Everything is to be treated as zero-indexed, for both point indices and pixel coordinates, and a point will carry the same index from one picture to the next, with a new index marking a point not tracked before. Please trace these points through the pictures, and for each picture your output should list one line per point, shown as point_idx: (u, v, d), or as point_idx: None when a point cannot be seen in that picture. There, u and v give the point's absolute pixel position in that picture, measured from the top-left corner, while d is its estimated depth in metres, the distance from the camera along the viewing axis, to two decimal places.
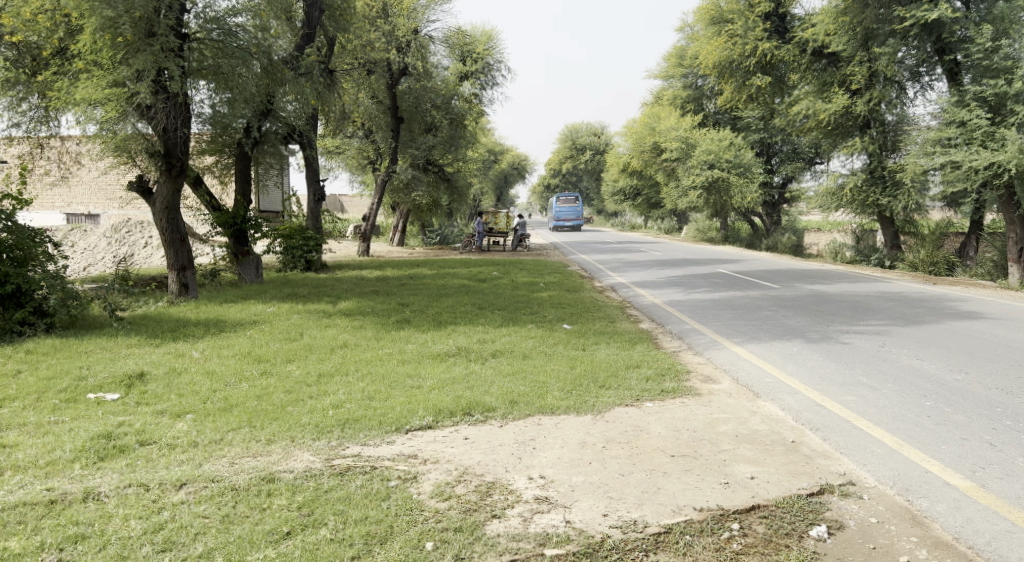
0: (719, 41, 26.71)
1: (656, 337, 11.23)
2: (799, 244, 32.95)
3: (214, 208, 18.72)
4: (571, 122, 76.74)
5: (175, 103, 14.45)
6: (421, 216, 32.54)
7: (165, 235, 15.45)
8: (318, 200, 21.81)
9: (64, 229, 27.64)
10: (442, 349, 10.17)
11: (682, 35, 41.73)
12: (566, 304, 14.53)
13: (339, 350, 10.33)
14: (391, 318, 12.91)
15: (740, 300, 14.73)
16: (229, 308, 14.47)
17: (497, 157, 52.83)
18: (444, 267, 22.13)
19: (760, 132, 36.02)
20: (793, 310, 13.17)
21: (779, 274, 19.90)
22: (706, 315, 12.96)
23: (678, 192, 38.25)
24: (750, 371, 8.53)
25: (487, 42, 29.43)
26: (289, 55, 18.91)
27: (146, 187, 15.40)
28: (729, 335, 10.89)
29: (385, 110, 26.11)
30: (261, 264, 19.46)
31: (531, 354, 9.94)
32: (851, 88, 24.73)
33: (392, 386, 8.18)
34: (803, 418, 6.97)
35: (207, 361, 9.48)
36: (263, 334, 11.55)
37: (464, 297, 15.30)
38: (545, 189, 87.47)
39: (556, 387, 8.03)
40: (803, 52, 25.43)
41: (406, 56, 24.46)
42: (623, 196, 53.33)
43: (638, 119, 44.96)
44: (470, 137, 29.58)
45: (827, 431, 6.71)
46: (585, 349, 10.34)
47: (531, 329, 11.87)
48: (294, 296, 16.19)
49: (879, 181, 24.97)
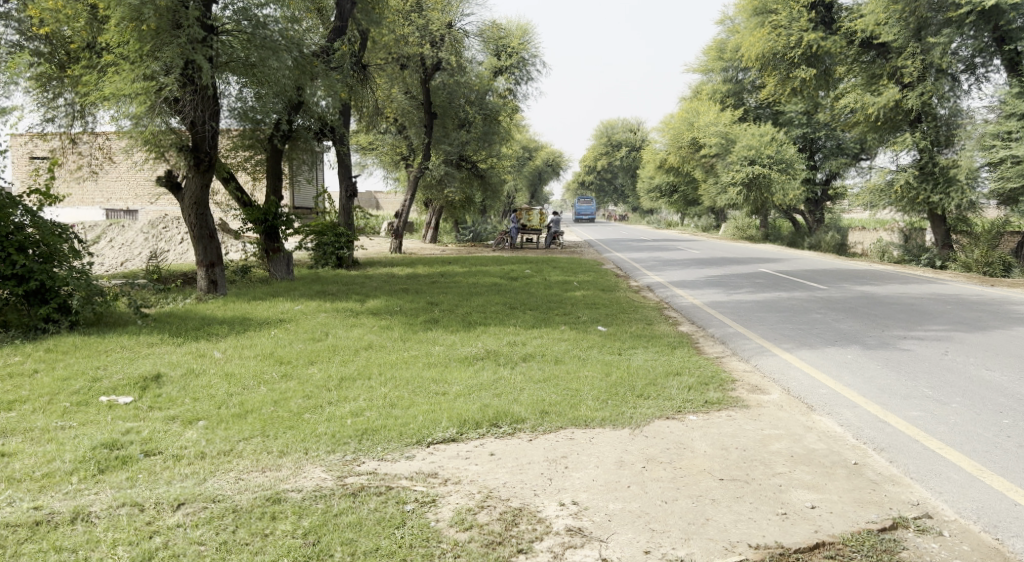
0: (762, 33, 26.03)
1: (698, 342, 10.63)
2: (842, 243, 32.01)
3: (244, 204, 18.42)
4: (608, 118, 76.13)
5: (203, 96, 14.13)
6: (454, 212, 32.10)
7: (193, 230, 15.14)
8: (350, 196, 21.46)
9: (102, 224, 27.63)
10: (470, 352, 9.68)
11: (723, 29, 40.88)
12: (601, 305, 13.96)
13: (364, 352, 9.89)
14: (419, 318, 12.44)
15: (785, 303, 14.05)
16: (256, 306, 14.12)
17: (532, 154, 52.32)
18: (476, 265, 21.68)
19: (803, 127, 35.17)
20: (842, 314, 12.48)
21: (826, 274, 19.14)
22: (751, 318, 12.33)
23: (718, 189, 37.45)
24: (802, 383, 7.92)
25: (523, 36, 28.91)
26: (320, 48, 18.52)
27: (175, 182, 15.09)
28: (776, 340, 10.27)
29: (419, 105, 25.70)
30: (292, 260, 19.08)
31: (566, 359, 9.40)
32: (903, 81, 23.72)
33: (415, 392, 7.71)
34: (865, 436, 6.35)
35: (227, 362, 9.07)
36: (287, 334, 11.15)
37: (495, 296, 14.81)
38: (579, 186, 86.63)
39: (590, 397, 7.50)
40: (850, 44, 24.66)
41: (440, 50, 23.99)
42: (659, 193, 52.51)
43: (676, 114, 44.17)
44: (505, 133, 29.12)
45: (895, 453, 6.09)
46: (623, 354, 9.78)
47: (565, 331, 11.34)
48: (323, 294, 15.83)
49: (930, 178, 24.05)
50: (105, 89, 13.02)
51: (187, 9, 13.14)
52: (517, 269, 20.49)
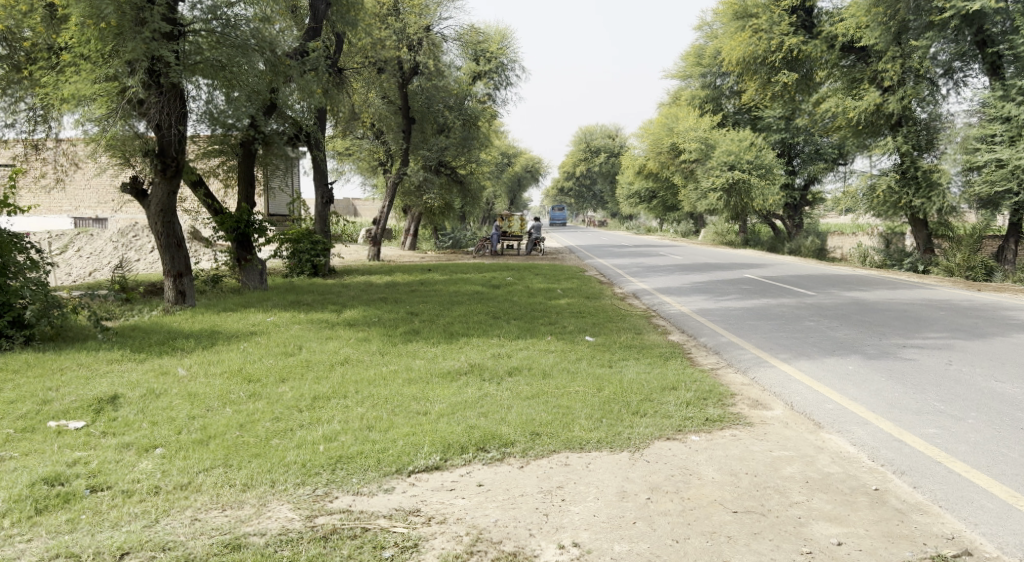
0: (743, 37, 25.71)
1: (691, 353, 10.15)
2: (822, 247, 31.81)
3: (215, 211, 17.77)
4: (585, 124, 75.90)
5: (171, 98, 13.50)
6: (433, 219, 31.51)
7: (160, 240, 14.50)
8: (326, 202, 20.86)
9: (70, 233, 26.78)
10: (452, 366, 9.13)
11: (701, 34, 40.64)
12: (587, 314, 13.47)
13: (340, 367, 9.32)
14: (398, 329, 11.88)
15: (775, 309, 13.62)
16: (226, 318, 13.52)
17: (511, 160, 51.80)
18: (456, 272, 21.16)
19: (781, 132, 34.92)
20: (836, 321, 12.08)
21: (813, 280, 18.77)
22: (742, 326, 11.89)
23: (697, 194, 37.12)
24: (807, 396, 7.45)
25: (501, 41, 28.45)
26: (294, 50, 17.94)
27: (140, 189, 14.43)
28: (772, 350, 9.81)
29: (396, 110, 25.11)
30: (265, 269, 18.43)
31: (555, 373, 8.88)
32: (884, 85, 23.46)
33: (394, 413, 7.15)
34: (884, 458, 5.92)
35: (192, 381, 8.49)
36: (258, 348, 10.57)
37: (477, 305, 14.27)
38: (557, 192, 86.20)
39: (584, 415, 6.98)
40: (831, 48, 24.38)
41: (418, 54, 23.48)
42: (637, 199, 52.14)
43: (655, 120, 43.85)
44: (484, 138, 28.62)
45: (919, 478, 5.68)
46: (613, 366, 9.27)
47: (551, 343, 10.82)
48: (298, 304, 15.25)
49: (911, 182, 23.72)
50: (65, 89, 12.43)
51: (154, 6, 12.56)
52: (498, 277, 19.99)
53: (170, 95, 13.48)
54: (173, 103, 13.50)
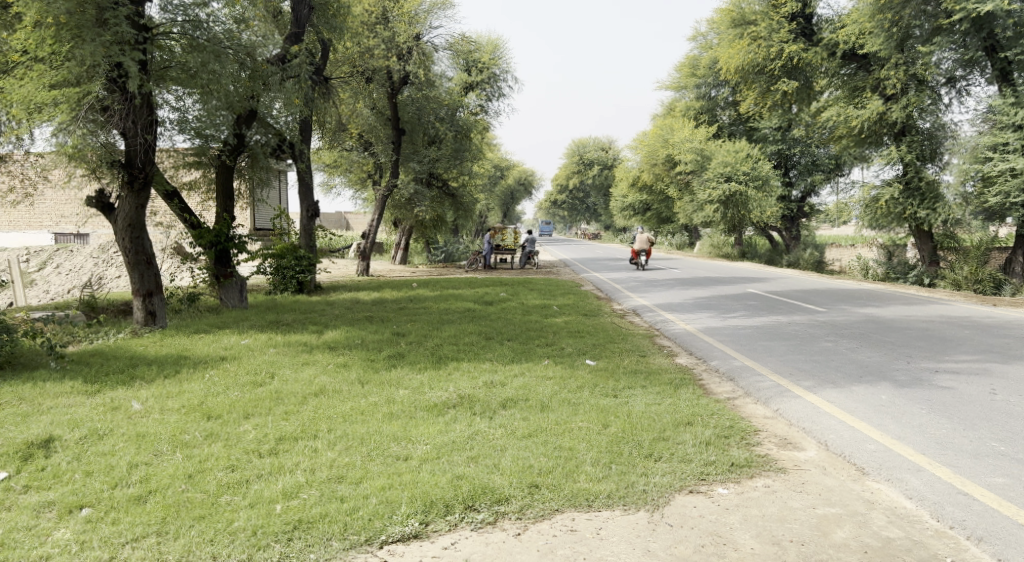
0: (741, 45, 24.83)
1: (703, 379, 9.18)
2: (821, 260, 30.99)
3: (192, 226, 16.76)
4: (578, 137, 75.26)
5: (135, 106, 12.71)
6: (424, 233, 30.49)
7: (128, 256, 13.50)
8: (311, 216, 19.89)
9: (49, 250, 25.70)
10: (439, 398, 8.15)
11: (695, 45, 39.89)
12: (585, 334, 12.50)
13: (313, 400, 8.29)
14: (381, 353, 10.91)
15: (788, 328, 12.64)
16: (197, 341, 12.55)
17: (504, 172, 50.78)
18: (447, 288, 20.27)
19: (778, 143, 34.10)
20: (856, 341, 11.17)
21: (823, 295, 17.78)
22: (755, 347, 10.96)
23: (693, 206, 36.16)
24: (843, 434, 6.58)
25: (493, 52, 27.66)
26: (274, 56, 16.99)
27: (106, 203, 13.50)
28: (794, 376, 8.84)
29: (385, 121, 24.16)
30: (245, 286, 17.32)
31: (554, 406, 7.92)
32: (887, 94, 22.58)
33: (371, 456, 6.30)
34: (959, 522, 5.57)
35: (145, 419, 7.64)
36: (226, 377, 9.61)
37: (468, 324, 13.33)
38: (549, 204, 85.16)
39: (588, 460, 6.19)
40: (833, 55, 23.51)
41: (408, 64, 22.72)
42: (631, 212, 51.27)
43: (649, 132, 43.03)
44: (477, 151, 27.72)
45: (1005, 549, 5.35)
46: (619, 396, 8.30)
47: (550, 368, 9.83)
48: (275, 324, 14.29)
49: (916, 193, 22.78)
50: (15, 92, 11.68)
51: (118, 7, 11.83)
52: (492, 292, 19.07)
53: (135, 102, 12.65)
54: (137, 112, 12.67)
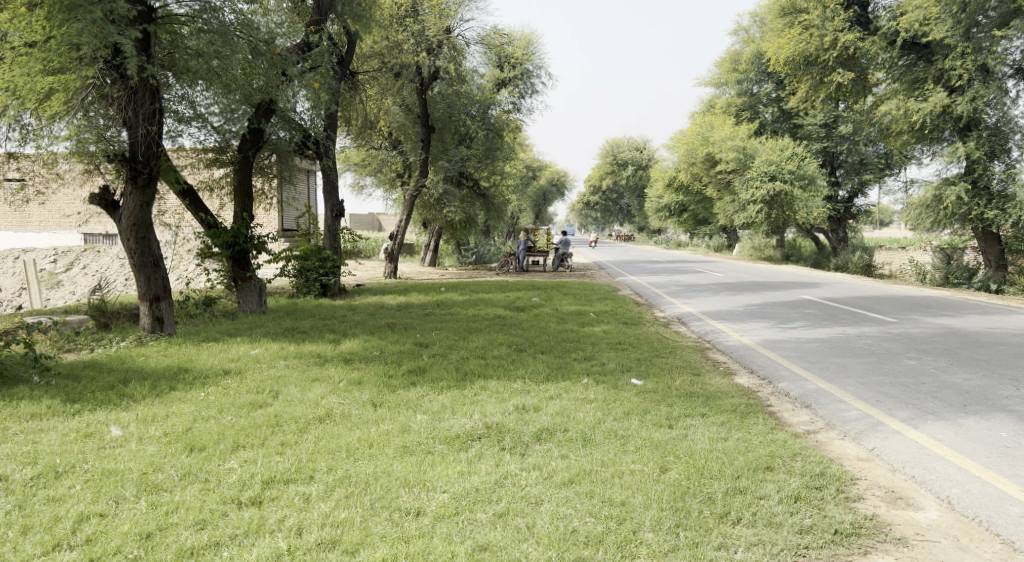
0: (793, 34, 23.19)
1: (773, 407, 7.86)
2: (869, 263, 29.24)
3: (209, 226, 15.59)
4: (613, 136, 73.83)
5: (141, 94, 11.60)
6: (454, 234, 29.25)
7: (135, 258, 12.37)
8: (336, 216, 18.80)
9: (77, 250, 24.95)
10: (461, 426, 6.90)
11: (737, 39, 38.13)
12: (629, 347, 11.14)
13: (317, 426, 7.15)
14: (401, 368, 9.70)
15: (859, 342, 11.22)
16: (203, 351, 11.43)
17: (536, 172, 49.42)
18: (477, 292, 19.05)
19: (823, 142, 32.38)
20: (943, 360, 9.81)
21: (886, 303, 16.24)
22: (826, 366, 9.63)
23: (734, 207, 34.58)
24: (972, 489, 5.75)
25: (527, 47, 26.15)
26: (296, 45, 15.76)
27: (110, 201, 12.39)
28: (884, 405, 7.58)
29: (416, 118, 22.99)
30: (266, 290, 16.19)
31: (600, 440, 6.65)
32: (950, 85, 20.91)
33: (380, 513, 5.55)
34: None
35: (126, 446, 6.67)
36: (224, 396, 8.43)
37: (497, 334, 12.10)
38: (583, 206, 83.70)
39: (648, 524, 5.41)
40: (891, 44, 21.75)
41: (438, 59, 20.87)
42: (666, 212, 49.72)
43: (688, 129, 41.44)
44: (509, 150, 26.43)
45: None
46: (676, 428, 6.99)
47: (591, 389, 8.53)
48: (290, 332, 13.15)
49: (983, 193, 21.13)
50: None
51: None
52: (525, 297, 17.82)
53: (138, 89, 11.56)
54: (141, 100, 11.58)
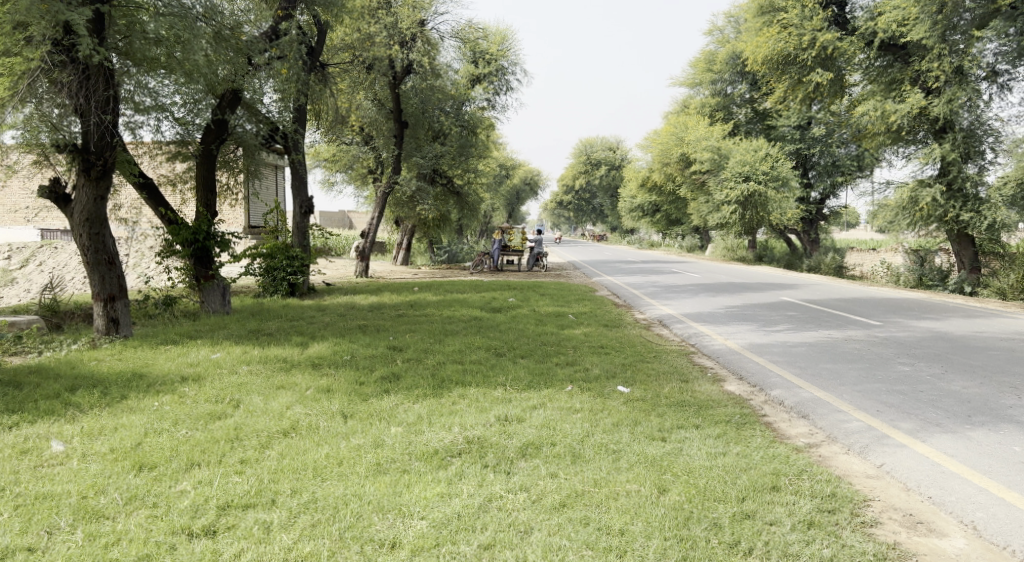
0: (771, 33, 22.75)
1: (769, 417, 7.37)
2: (842, 265, 28.92)
3: (169, 222, 14.85)
4: (586, 136, 73.50)
5: (92, 78, 11.00)
6: (427, 233, 28.62)
7: (87, 256, 11.62)
8: (305, 213, 18.09)
9: (33, 246, 24.00)
10: (440, 440, 6.34)
11: (712, 39, 37.87)
12: (611, 351, 10.64)
13: (283, 440, 6.60)
14: (373, 374, 9.11)
15: (848, 347, 10.80)
16: (160, 355, 10.76)
17: (508, 171, 48.82)
18: (451, 292, 18.42)
19: (797, 143, 32.01)
20: (938, 366, 9.42)
21: (869, 305, 15.86)
22: (818, 372, 9.20)
23: (709, 207, 34.25)
24: (997, 514, 5.58)
25: (501, 43, 25.54)
26: (264, 32, 15.02)
27: (61, 194, 11.66)
28: (886, 415, 7.13)
29: (388, 113, 22.33)
30: (229, 290, 15.43)
31: (590, 456, 6.15)
32: (928, 87, 20.45)
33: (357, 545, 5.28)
34: None
35: (72, 462, 6.17)
36: (179, 406, 7.80)
37: (474, 337, 11.54)
38: (556, 206, 83.27)
39: (650, 556, 5.23)
40: (869, 44, 21.28)
41: (412, 52, 20.43)
42: (640, 213, 49.37)
43: (662, 129, 41.07)
44: (483, 147, 25.83)
45: None
46: (670, 441, 6.51)
47: (576, 397, 8.01)
48: (255, 334, 12.49)
49: (959, 195, 20.66)
50: None
51: None
52: (500, 298, 17.25)
53: (92, 72, 10.99)
54: (95, 85, 11.01)
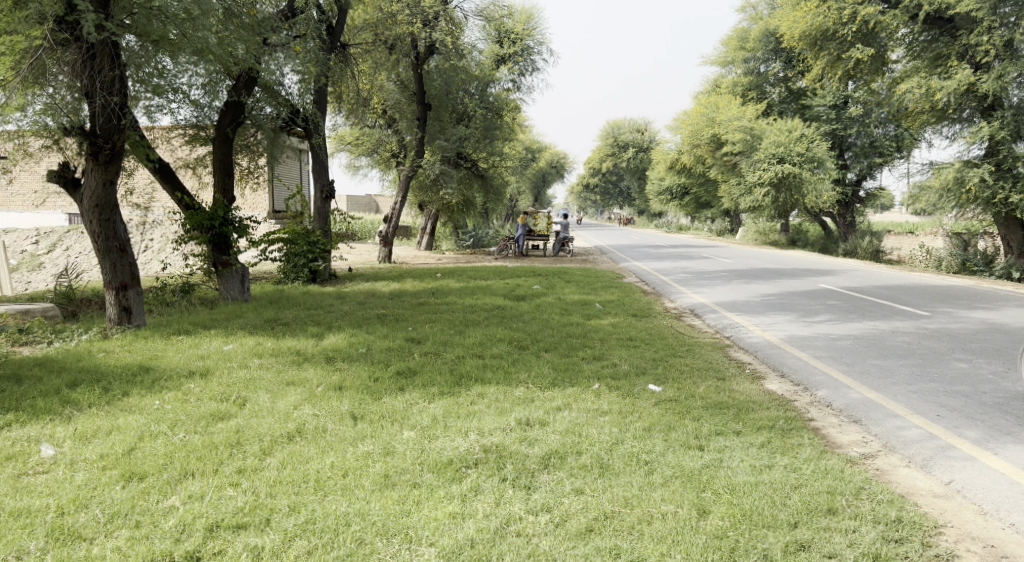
0: (810, 7, 21.51)
1: (815, 421, 6.74)
2: (878, 249, 27.97)
3: (186, 207, 14.39)
4: (613, 117, 72.39)
5: (98, 56, 10.42)
6: (451, 217, 28.06)
7: (97, 242, 11.15)
8: (325, 197, 17.56)
9: (60, 231, 23.76)
10: (454, 449, 5.90)
11: (745, 17, 36.71)
12: (641, 344, 10.01)
13: (288, 443, 6.15)
14: (388, 369, 8.56)
15: (896, 340, 10.10)
16: (171, 346, 10.28)
17: (535, 154, 48.05)
18: (475, 278, 17.84)
19: (833, 123, 30.71)
20: (998, 363, 8.70)
21: (914, 294, 15.06)
22: (866, 369, 8.54)
23: (740, 190, 33.35)
24: None
25: (528, 21, 24.75)
26: (279, 11, 14.34)
27: (70, 179, 11.20)
28: (947, 422, 6.52)
29: (412, 95, 21.72)
30: (248, 277, 14.89)
31: (620, 468, 5.69)
32: (976, 62, 19.46)
33: None
34: None
35: (58, 473, 5.73)
36: (182, 405, 7.31)
37: (497, 328, 10.96)
38: (582, 189, 82.37)
39: None
40: (913, 18, 20.14)
41: (435, 31, 19.65)
42: (668, 195, 48.43)
43: (692, 109, 40.05)
44: (509, 130, 25.16)
45: None
46: (708, 451, 5.95)
47: (603, 397, 7.42)
48: (271, 323, 12.02)
49: (1008, 175, 19.74)
50: None
51: None
52: (525, 285, 16.64)
53: (97, 51, 10.42)
54: (100, 65, 10.45)
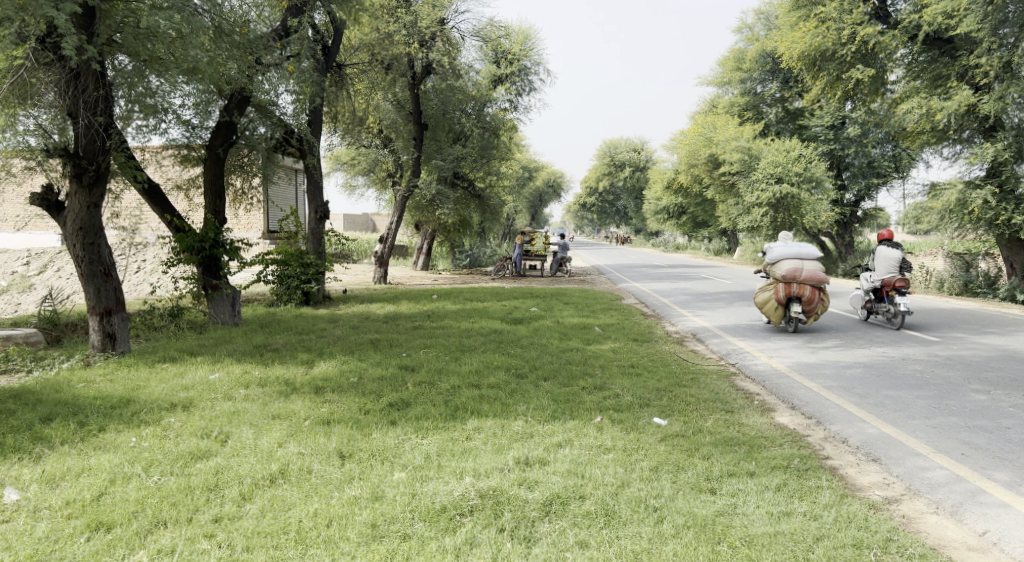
0: (808, 27, 20.96)
1: (832, 459, 6.35)
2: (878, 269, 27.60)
3: (176, 229, 14.01)
4: (610, 136, 72.27)
5: (82, 75, 10.09)
6: (448, 237, 27.68)
7: (81, 266, 10.72)
8: (319, 218, 17.11)
9: (53, 252, 23.37)
10: (449, 494, 5.51)
11: (741, 37, 36.50)
12: (644, 372, 9.59)
13: (271, 486, 5.75)
14: (379, 401, 8.14)
15: (909, 369, 9.70)
16: (155, 375, 9.86)
17: (533, 173, 47.76)
18: (471, 301, 17.42)
19: (830, 143, 30.50)
20: (1018, 394, 8.30)
21: (922, 317, 14.63)
22: (881, 401, 8.14)
23: (738, 210, 33.03)
24: None
25: (524, 41, 24.41)
26: (273, 30, 13.93)
27: (53, 201, 10.82)
28: (974, 462, 6.16)
29: (407, 115, 21.35)
30: (239, 300, 14.49)
31: (627, 516, 5.32)
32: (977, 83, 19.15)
33: None
34: None
35: (21, 524, 5.32)
36: (160, 442, 6.90)
37: (494, 354, 10.55)
38: (579, 209, 82.17)
39: None
40: (913, 39, 19.82)
41: (431, 52, 19.26)
42: (665, 215, 48.12)
43: (689, 129, 39.82)
44: (505, 149, 24.78)
45: None
46: (720, 495, 5.58)
47: (607, 432, 7.02)
48: (260, 349, 11.60)
49: (1010, 198, 19.33)
50: None
51: None
52: (522, 307, 16.23)
53: (81, 71, 10.09)
54: (85, 85, 10.13)
